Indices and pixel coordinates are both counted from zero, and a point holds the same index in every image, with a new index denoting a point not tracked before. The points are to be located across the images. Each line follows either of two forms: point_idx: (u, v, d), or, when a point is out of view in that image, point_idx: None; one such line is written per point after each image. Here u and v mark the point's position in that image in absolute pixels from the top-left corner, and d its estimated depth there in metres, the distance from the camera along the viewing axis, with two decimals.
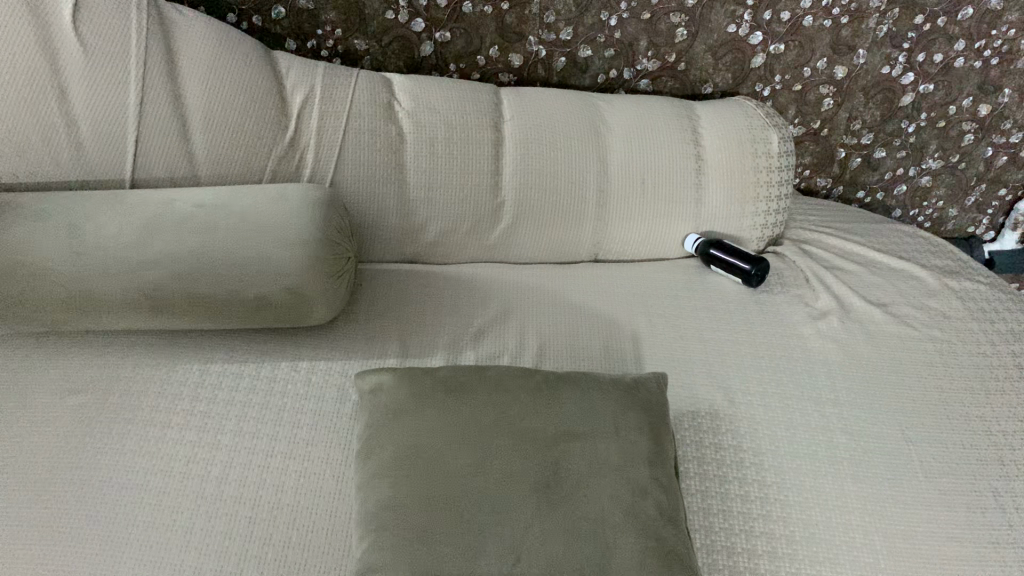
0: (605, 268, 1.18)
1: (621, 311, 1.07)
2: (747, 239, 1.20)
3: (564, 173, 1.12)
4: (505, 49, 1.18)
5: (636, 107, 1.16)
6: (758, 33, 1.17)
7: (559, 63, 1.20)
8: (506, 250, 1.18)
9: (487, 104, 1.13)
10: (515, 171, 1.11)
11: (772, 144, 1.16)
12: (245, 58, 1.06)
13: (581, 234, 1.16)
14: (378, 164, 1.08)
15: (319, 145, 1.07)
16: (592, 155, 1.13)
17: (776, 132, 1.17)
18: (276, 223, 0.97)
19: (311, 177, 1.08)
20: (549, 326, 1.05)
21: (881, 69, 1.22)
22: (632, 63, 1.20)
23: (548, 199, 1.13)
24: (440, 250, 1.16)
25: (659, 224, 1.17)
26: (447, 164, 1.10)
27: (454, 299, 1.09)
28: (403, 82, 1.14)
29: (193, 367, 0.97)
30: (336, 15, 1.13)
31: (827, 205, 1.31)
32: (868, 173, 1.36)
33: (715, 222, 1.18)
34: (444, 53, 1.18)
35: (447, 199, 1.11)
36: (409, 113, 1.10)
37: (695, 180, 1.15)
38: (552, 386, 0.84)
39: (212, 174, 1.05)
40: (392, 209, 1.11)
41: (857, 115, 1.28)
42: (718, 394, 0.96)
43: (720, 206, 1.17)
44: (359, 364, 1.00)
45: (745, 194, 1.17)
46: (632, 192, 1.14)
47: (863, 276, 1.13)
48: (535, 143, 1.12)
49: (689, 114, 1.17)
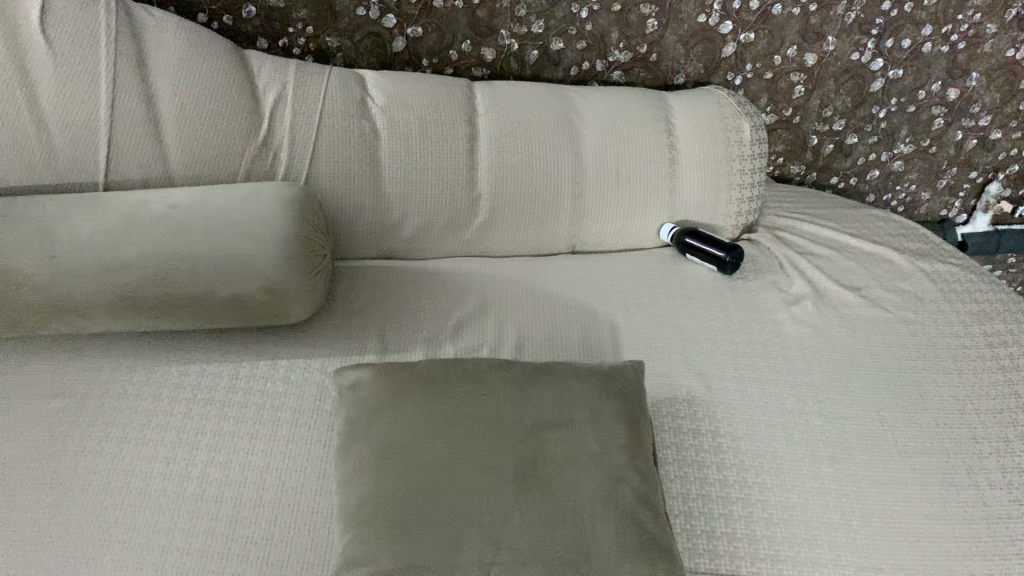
0: (581, 259, 1.18)
1: (598, 301, 1.08)
2: (723, 228, 1.20)
3: (539, 166, 1.13)
4: (477, 44, 1.18)
5: (608, 100, 1.17)
6: (727, 23, 1.18)
7: (532, 56, 1.20)
8: (482, 245, 1.18)
9: (461, 98, 1.13)
10: (489, 164, 1.12)
11: (745, 132, 1.17)
12: (216, 58, 1.06)
13: (556, 226, 1.17)
14: (353, 162, 1.09)
15: (293, 144, 1.07)
16: (565, 147, 1.13)
17: (748, 120, 1.18)
18: (250, 222, 0.96)
19: (286, 175, 1.08)
20: (527, 318, 1.05)
21: (850, 55, 1.23)
22: (604, 55, 1.21)
23: (524, 192, 1.13)
24: (416, 246, 1.16)
25: (634, 215, 1.17)
26: (421, 159, 1.10)
27: (431, 295, 1.09)
28: (375, 79, 1.14)
29: (171, 368, 0.97)
30: (307, 12, 1.13)
31: (801, 192, 1.31)
32: (842, 159, 1.36)
33: (690, 212, 1.19)
34: (417, 49, 1.18)
35: (422, 194, 1.12)
36: (382, 109, 1.10)
37: (668, 169, 1.16)
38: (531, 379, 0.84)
39: (186, 175, 1.05)
40: (368, 206, 1.11)
41: (829, 102, 1.29)
42: (695, 380, 0.97)
43: (695, 195, 1.17)
44: (337, 362, 1.00)
45: (720, 183, 1.17)
46: (606, 183, 1.15)
47: (837, 261, 1.14)
48: (509, 136, 1.12)
49: (662, 106, 1.17)
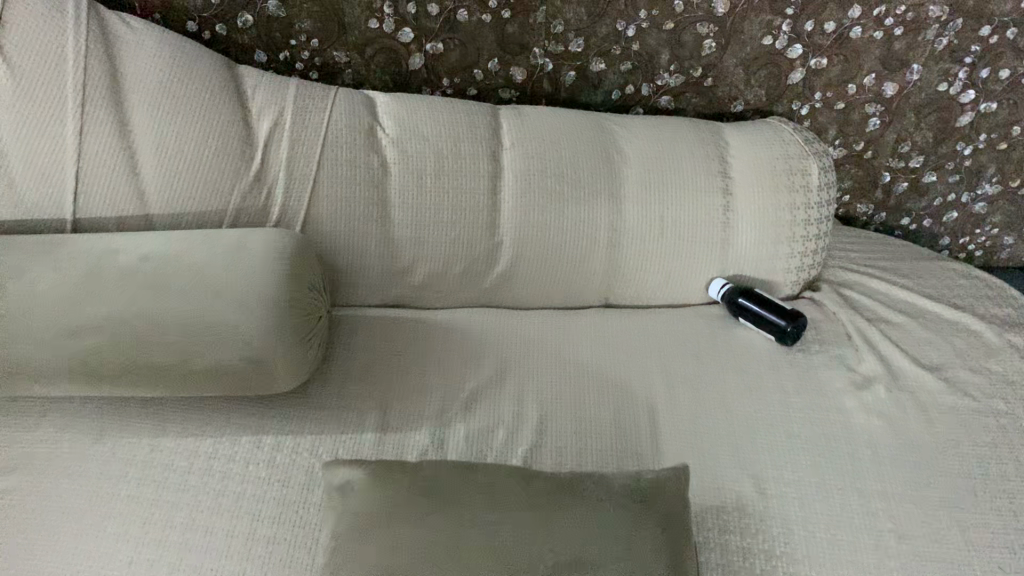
0: (616, 315, 1.03)
1: (635, 374, 0.93)
2: (780, 283, 1.04)
3: (571, 209, 0.98)
4: (506, 62, 1.03)
5: (654, 135, 1.01)
6: (797, 45, 1.02)
7: (568, 77, 1.05)
8: (504, 295, 1.03)
9: (485, 128, 0.98)
10: (517, 206, 0.97)
11: (812, 175, 1.01)
12: (205, 78, 0.92)
13: (589, 277, 1.01)
14: (358, 202, 0.95)
15: (290, 179, 0.93)
16: (603, 189, 0.98)
17: (816, 161, 1.02)
18: (233, 280, 0.82)
19: (281, 215, 0.94)
20: (552, 393, 0.91)
21: (938, 85, 1.06)
22: (651, 78, 1.05)
23: (553, 238, 0.98)
24: (429, 294, 1.02)
25: (680, 267, 1.01)
26: (436, 201, 0.96)
27: (442, 358, 0.95)
28: (388, 103, 0.99)
29: (141, 442, 0.84)
30: (312, 23, 0.98)
31: (870, 239, 1.16)
32: (917, 198, 1.20)
33: (744, 265, 1.02)
34: (437, 66, 1.03)
35: (436, 239, 0.97)
36: (394, 141, 0.96)
37: (722, 217, 1.00)
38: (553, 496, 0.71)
39: (166, 214, 0.91)
40: (374, 252, 0.97)
41: (907, 136, 1.12)
42: (747, 482, 0.82)
43: (751, 246, 1.01)
44: (330, 442, 0.86)
45: (781, 233, 1.01)
46: (648, 231, 0.99)
47: (914, 332, 0.98)
48: (538, 174, 0.97)
49: (716, 142, 1.02)
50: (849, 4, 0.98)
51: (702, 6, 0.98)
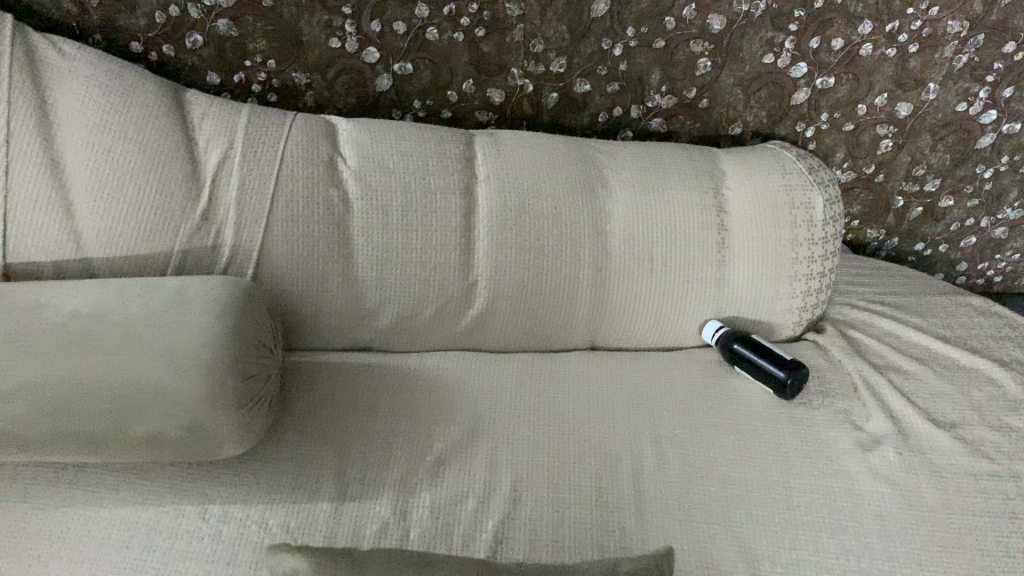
0: (602, 360, 0.94)
1: (620, 433, 0.84)
2: (781, 325, 0.95)
3: (552, 247, 0.89)
4: (481, 84, 0.94)
5: (643, 164, 0.92)
6: (801, 64, 0.93)
7: (550, 99, 0.96)
8: (481, 337, 0.94)
9: (457, 158, 0.90)
10: (493, 243, 0.89)
11: (817, 209, 0.92)
12: (146, 108, 0.84)
13: (572, 320, 0.93)
14: (317, 242, 0.86)
15: (241, 219, 0.85)
16: (586, 225, 0.89)
17: (822, 193, 0.93)
18: (170, 339, 0.74)
19: (233, 257, 0.85)
20: (529, 454, 0.82)
21: (956, 105, 0.97)
22: (641, 99, 0.96)
23: (532, 280, 0.90)
24: (398, 338, 0.94)
25: (671, 308, 0.93)
26: (403, 240, 0.88)
27: (410, 412, 0.87)
28: (351, 132, 0.91)
29: (76, 515, 0.75)
30: (268, 44, 0.90)
31: (881, 270, 1.07)
32: (931, 223, 1.10)
33: (741, 307, 0.94)
34: (407, 88, 0.95)
35: (404, 281, 0.89)
36: (356, 174, 0.88)
37: (717, 255, 0.91)
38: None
39: (104, 258, 0.83)
40: (335, 296, 0.89)
41: (922, 159, 1.03)
42: (740, 563, 0.73)
43: (749, 286, 0.93)
44: (284, 513, 0.76)
45: (782, 271, 0.93)
46: (636, 271, 0.91)
47: (928, 382, 0.89)
48: (516, 208, 0.89)
49: (712, 172, 0.93)
50: (859, 19, 0.89)
51: (696, 23, 0.89)
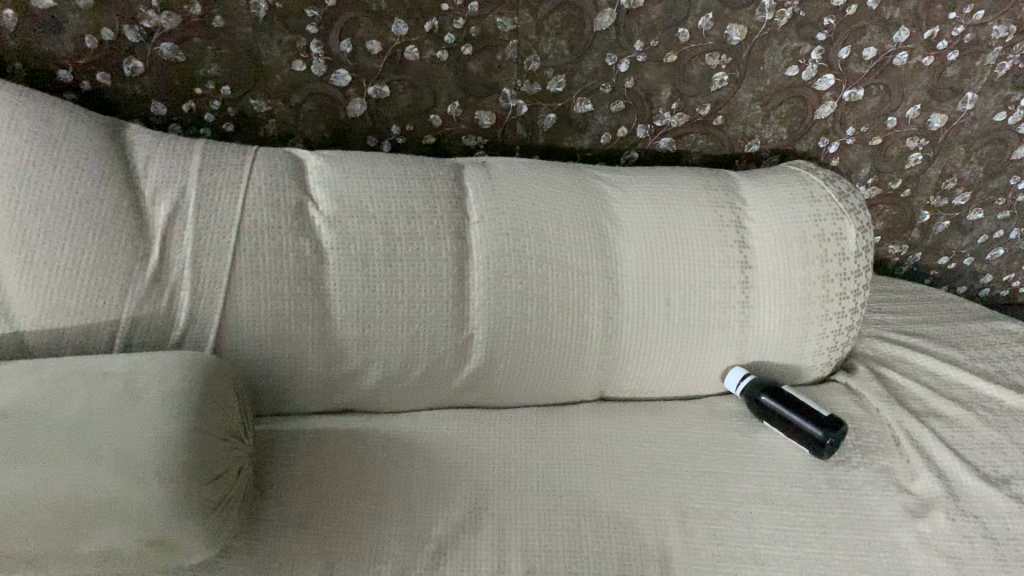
0: (615, 416, 0.85)
1: (642, 508, 0.75)
2: (809, 368, 0.86)
3: (558, 295, 0.79)
4: (469, 106, 0.83)
5: (655, 198, 0.82)
6: (828, 76, 0.83)
7: (547, 120, 0.85)
8: (477, 394, 0.84)
9: (447, 196, 0.79)
10: (491, 294, 0.78)
11: (848, 242, 0.83)
12: (82, 157, 0.71)
13: (580, 374, 0.83)
14: (288, 302, 0.75)
15: (198, 279, 0.73)
16: (595, 268, 0.79)
17: (853, 221, 0.83)
18: (122, 437, 0.63)
19: (190, 325, 0.73)
20: (542, 539, 0.72)
21: (994, 115, 0.89)
22: (649, 118, 0.85)
23: (536, 332, 0.79)
24: (383, 399, 0.83)
25: (691, 356, 0.83)
26: (388, 295, 0.77)
27: (403, 488, 0.76)
28: (323, 170, 0.79)
29: None
30: (221, 69, 0.77)
31: (907, 297, 0.99)
32: (958, 237, 1.02)
33: (767, 351, 0.84)
34: (384, 113, 0.83)
35: (389, 340, 0.78)
36: (330, 220, 0.76)
37: (740, 296, 0.81)
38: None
39: (36, 333, 0.70)
40: (311, 360, 0.77)
41: (953, 172, 0.94)
42: None
43: (776, 329, 0.83)
44: None
45: (811, 311, 0.83)
46: (652, 317, 0.81)
47: (975, 430, 0.81)
48: (516, 252, 0.78)
49: (731, 203, 0.83)
50: (895, 26, 0.79)
51: (714, 34, 0.78)
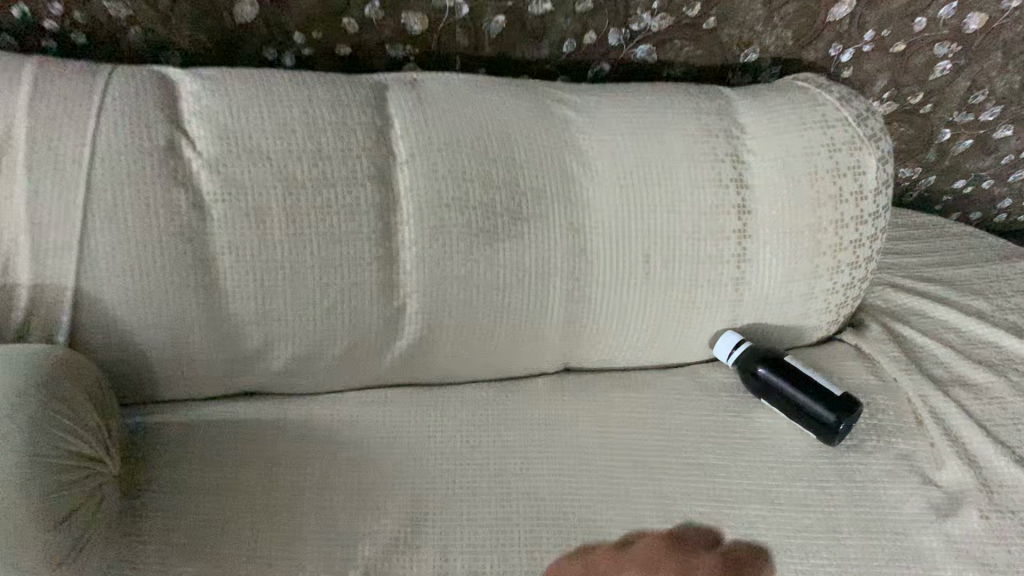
0: (582, 394, 0.70)
1: (617, 515, 0.61)
2: (813, 328, 0.72)
3: (510, 253, 0.63)
4: (393, 7, 0.65)
5: (632, 125, 0.65)
6: None
7: (494, 25, 0.67)
8: (415, 373, 0.68)
9: (367, 127, 0.61)
10: (426, 254, 0.62)
11: (869, 176, 0.67)
12: None
13: (540, 346, 0.68)
14: (161, 271, 0.58)
15: (38, 247, 0.56)
16: (557, 218, 0.63)
17: (875, 151, 0.68)
18: None
19: (34, 306, 0.57)
20: (494, 559, 0.58)
21: None
22: (623, 21, 0.68)
23: (483, 299, 0.64)
24: (298, 382, 0.67)
25: (674, 320, 0.68)
26: (293, 259, 0.60)
27: (321, 499, 0.61)
28: (204, 95, 0.61)
29: None
30: None
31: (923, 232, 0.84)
32: (979, 158, 0.87)
33: (765, 312, 0.69)
34: (283, 19, 0.64)
35: (299, 314, 0.62)
36: (212, 164, 0.59)
37: (736, 247, 0.66)
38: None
39: None
40: (200, 341, 0.61)
41: (984, 83, 0.78)
42: None
43: (778, 287, 0.68)
44: None
45: (821, 263, 0.68)
46: (627, 277, 0.65)
47: (1009, 402, 0.67)
48: (457, 200, 0.61)
49: (727, 130, 0.66)
50: None
51: None
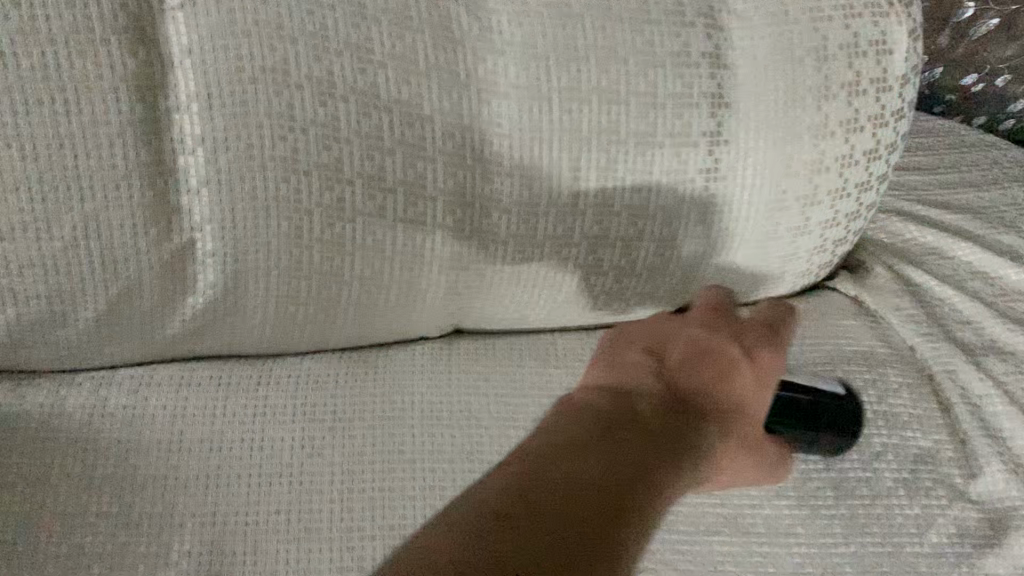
0: (477, 370, 0.49)
1: None
2: (799, 273, 0.51)
3: (364, 160, 0.40)
4: None
5: None
6: None
7: None
8: (228, 341, 0.46)
9: None
10: (225, 158, 0.39)
11: (896, 57, 0.45)
12: None
13: (415, 302, 0.46)
14: None
15: None
16: (434, 108, 0.40)
17: (908, 21, 0.45)
18: None
19: None
20: None
21: None
22: None
23: (321, 231, 0.41)
24: (42, 356, 0.44)
25: (612, 265, 0.47)
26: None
27: (69, 543, 0.39)
28: None
29: None
30: None
31: (941, 139, 0.64)
32: (1004, 45, 0.66)
33: (737, 256, 0.48)
34: None
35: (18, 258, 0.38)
36: None
37: (702, 161, 0.44)
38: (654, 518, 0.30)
39: None
40: None
41: None
42: None
43: (760, 219, 0.47)
44: None
45: (820, 185, 0.47)
46: (546, 200, 0.43)
47: None
48: (270, 74, 0.38)
49: None
50: None
51: None
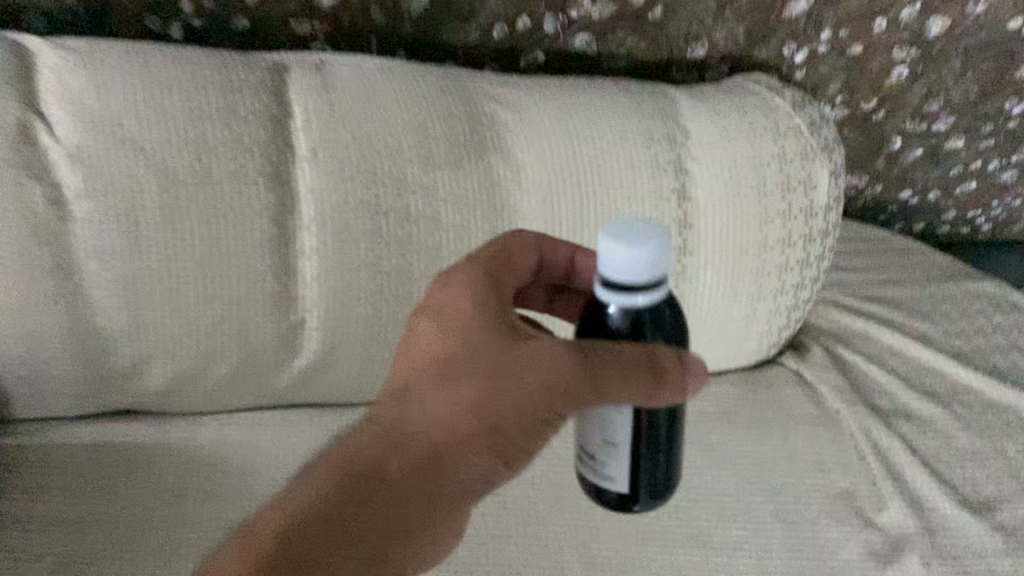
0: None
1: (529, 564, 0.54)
2: (753, 350, 0.67)
3: (427, 265, 0.55)
4: None
5: (567, 126, 0.58)
6: None
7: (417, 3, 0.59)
8: (315, 395, 0.61)
9: (260, 118, 0.53)
10: (329, 263, 0.54)
11: (819, 192, 0.62)
12: None
13: None
14: (11, 277, 0.50)
15: None
16: (478, 229, 0.56)
17: (828, 165, 0.62)
18: None
19: None
20: None
21: (1007, 23, 0.69)
22: (562, 7, 0.61)
23: (393, 315, 0.56)
24: (178, 402, 0.59)
25: None
26: (170, 267, 0.52)
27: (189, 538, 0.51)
28: (64, 73, 0.51)
29: None
30: None
31: (872, 247, 0.80)
32: (928, 170, 0.82)
33: (703, 338, 0.64)
34: None
35: (177, 329, 0.54)
36: (73, 156, 0.50)
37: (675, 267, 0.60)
38: (450, 504, 0.37)
39: None
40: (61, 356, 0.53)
41: (940, 91, 0.74)
42: None
43: (720, 310, 0.62)
44: None
45: (763, 285, 0.62)
46: None
47: (952, 436, 0.63)
48: (365, 204, 0.54)
49: (670, 135, 0.60)
50: None
51: None
